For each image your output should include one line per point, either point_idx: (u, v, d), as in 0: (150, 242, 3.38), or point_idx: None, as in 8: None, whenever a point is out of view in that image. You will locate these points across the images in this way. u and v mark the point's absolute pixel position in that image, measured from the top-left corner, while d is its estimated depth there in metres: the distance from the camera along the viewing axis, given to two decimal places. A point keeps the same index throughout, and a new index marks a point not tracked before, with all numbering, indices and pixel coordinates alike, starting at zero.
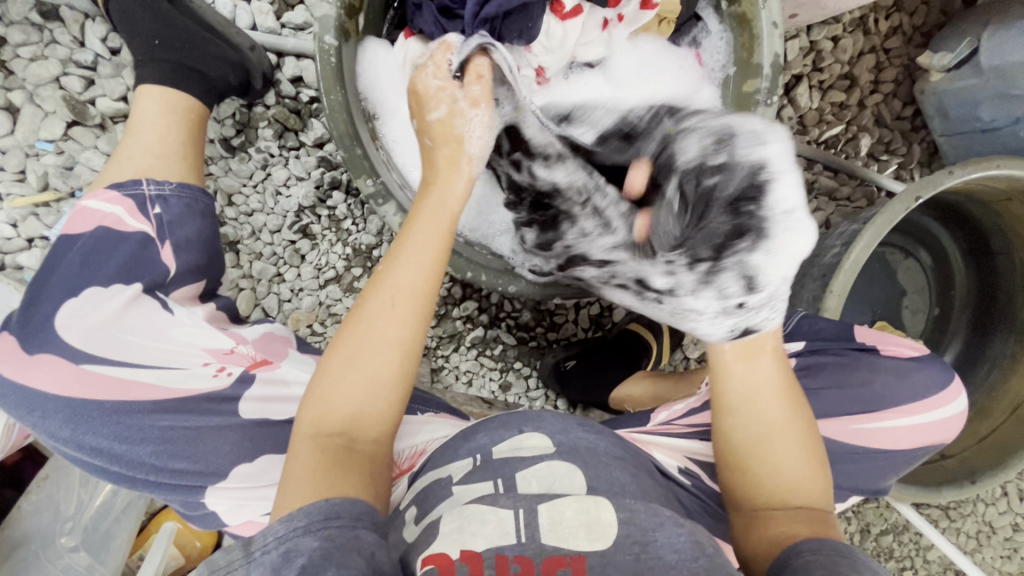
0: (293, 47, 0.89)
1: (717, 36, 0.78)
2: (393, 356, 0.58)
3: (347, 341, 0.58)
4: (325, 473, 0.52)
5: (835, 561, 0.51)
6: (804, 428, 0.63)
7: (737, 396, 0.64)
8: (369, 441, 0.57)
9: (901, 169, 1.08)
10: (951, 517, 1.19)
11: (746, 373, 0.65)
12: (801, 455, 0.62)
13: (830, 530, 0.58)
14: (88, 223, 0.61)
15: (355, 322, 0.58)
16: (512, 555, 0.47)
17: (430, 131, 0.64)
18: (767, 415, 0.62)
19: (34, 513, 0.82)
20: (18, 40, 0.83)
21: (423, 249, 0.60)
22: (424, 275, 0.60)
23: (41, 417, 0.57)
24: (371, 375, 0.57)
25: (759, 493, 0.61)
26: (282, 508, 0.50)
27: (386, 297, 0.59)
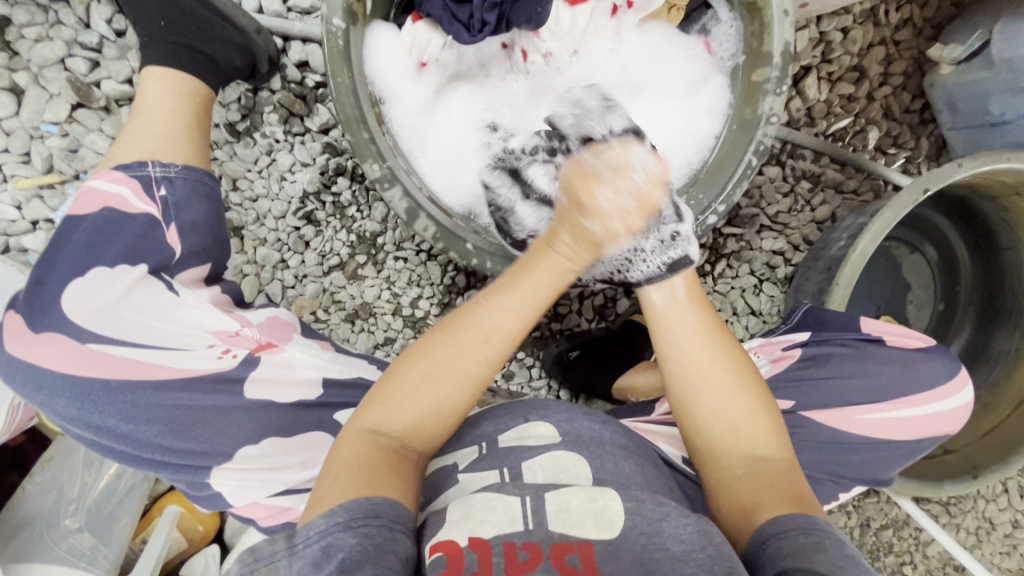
0: (299, 31, 0.88)
1: (726, 24, 0.77)
2: (466, 388, 0.57)
3: (436, 356, 0.57)
4: (375, 476, 0.51)
5: (802, 544, 0.50)
6: (739, 366, 0.63)
7: (670, 344, 0.64)
8: (416, 454, 0.56)
9: (909, 163, 1.07)
10: (951, 512, 1.19)
11: (673, 320, 0.65)
12: (749, 400, 0.62)
13: (791, 481, 0.58)
14: (93, 203, 0.60)
15: (450, 343, 0.57)
16: (520, 544, 0.47)
17: (571, 222, 0.59)
18: (706, 361, 0.63)
19: (39, 493, 0.82)
20: (23, 20, 0.83)
21: (531, 294, 0.60)
22: (519, 321, 0.59)
23: (47, 395, 0.57)
24: (441, 401, 0.56)
25: (714, 447, 0.61)
26: (320, 505, 0.49)
27: (480, 331, 0.58)
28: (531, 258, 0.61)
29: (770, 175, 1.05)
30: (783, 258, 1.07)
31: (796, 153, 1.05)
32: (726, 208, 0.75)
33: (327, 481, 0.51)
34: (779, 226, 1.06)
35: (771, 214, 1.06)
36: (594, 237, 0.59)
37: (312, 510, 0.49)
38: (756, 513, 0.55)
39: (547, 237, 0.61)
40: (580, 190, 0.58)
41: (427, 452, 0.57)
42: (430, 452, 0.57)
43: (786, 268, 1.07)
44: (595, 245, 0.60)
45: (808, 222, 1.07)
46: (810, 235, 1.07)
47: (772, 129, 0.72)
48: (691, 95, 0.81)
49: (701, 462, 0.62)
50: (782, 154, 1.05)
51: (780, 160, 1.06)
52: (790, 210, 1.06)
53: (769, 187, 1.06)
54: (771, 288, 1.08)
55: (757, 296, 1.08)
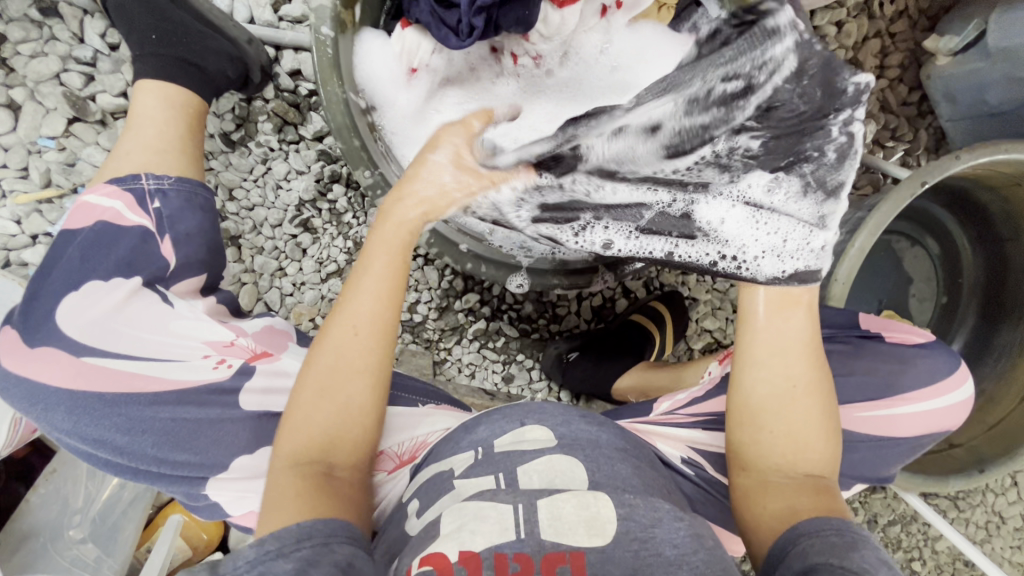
0: (291, 40, 0.89)
1: (717, 23, 0.76)
2: (362, 385, 0.57)
3: (318, 365, 0.57)
4: (306, 500, 0.52)
5: (834, 543, 0.51)
6: (824, 391, 0.60)
7: (767, 354, 0.60)
8: (343, 467, 0.57)
9: (908, 156, 1.07)
10: (960, 507, 1.18)
11: (763, 336, 0.60)
12: (820, 423, 0.60)
13: (835, 503, 0.58)
14: (88, 218, 0.61)
15: (320, 352, 0.57)
16: (511, 554, 0.47)
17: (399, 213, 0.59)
18: (790, 377, 0.59)
19: (42, 505, 0.83)
20: (18, 37, 0.84)
21: (380, 272, 0.58)
22: (382, 304, 0.58)
23: (44, 410, 0.58)
24: (340, 408, 0.57)
25: (769, 460, 0.60)
26: (268, 527, 0.50)
27: (348, 326, 0.57)
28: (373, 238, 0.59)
29: None
30: None
31: None
32: None
33: (267, 513, 0.51)
34: None
35: None
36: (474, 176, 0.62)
37: (264, 527, 0.51)
38: (795, 517, 0.56)
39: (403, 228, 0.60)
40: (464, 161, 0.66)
41: (355, 460, 0.58)
42: (363, 460, 0.58)
43: None
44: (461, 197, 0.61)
45: None
46: None
47: None
48: None
49: (740, 469, 0.62)
50: None
51: None
52: None
53: None
54: None
55: None
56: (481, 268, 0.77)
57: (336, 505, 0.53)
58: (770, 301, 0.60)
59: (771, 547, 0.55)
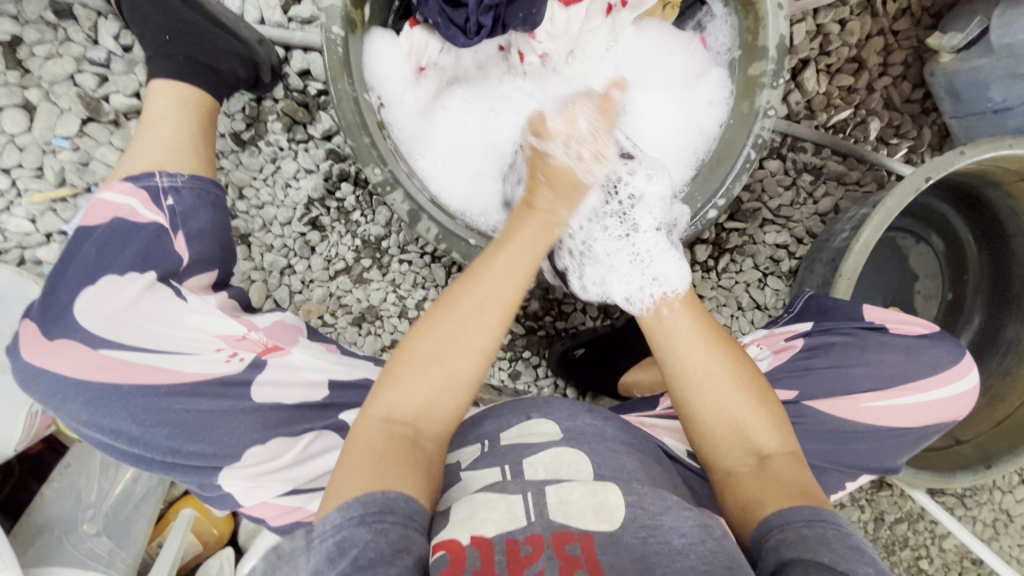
0: (301, 41, 0.90)
1: (721, 20, 0.79)
2: (472, 362, 0.58)
3: (432, 334, 0.58)
4: (388, 466, 0.52)
5: (804, 535, 0.50)
6: (740, 370, 0.63)
7: (668, 350, 0.65)
8: (429, 440, 0.57)
9: (912, 153, 1.07)
10: (967, 505, 1.18)
11: (668, 327, 0.66)
12: (749, 401, 0.62)
13: (801, 476, 0.58)
14: (104, 215, 0.62)
15: (444, 317, 0.58)
16: (523, 538, 0.47)
17: (547, 176, 0.66)
18: (699, 364, 0.63)
19: (57, 499, 0.84)
20: (34, 39, 0.85)
21: (529, 242, 0.63)
22: (516, 285, 0.60)
23: (62, 401, 0.59)
24: (448, 378, 0.57)
25: (717, 446, 0.62)
26: (336, 496, 0.50)
27: (477, 299, 0.59)
28: (515, 225, 0.65)
29: (771, 169, 1.05)
30: (786, 252, 1.07)
31: (797, 146, 1.05)
32: (726, 201, 0.75)
33: (340, 474, 0.51)
34: (782, 220, 1.06)
35: (773, 207, 1.06)
36: (573, 184, 0.67)
37: (328, 502, 0.50)
38: (756, 506, 0.55)
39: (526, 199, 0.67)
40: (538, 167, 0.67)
41: (440, 438, 0.58)
42: (445, 437, 0.58)
43: (790, 261, 1.07)
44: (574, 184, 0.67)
45: (810, 215, 1.07)
46: (814, 227, 1.07)
47: (769, 121, 0.72)
48: (692, 88, 0.82)
49: (714, 474, 0.62)
50: (783, 148, 1.05)
51: (781, 154, 1.06)
52: (793, 204, 1.06)
53: (772, 181, 1.05)
54: (775, 282, 1.07)
55: (762, 290, 1.07)
56: None
57: (408, 476, 0.52)
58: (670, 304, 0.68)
59: (751, 536, 0.54)
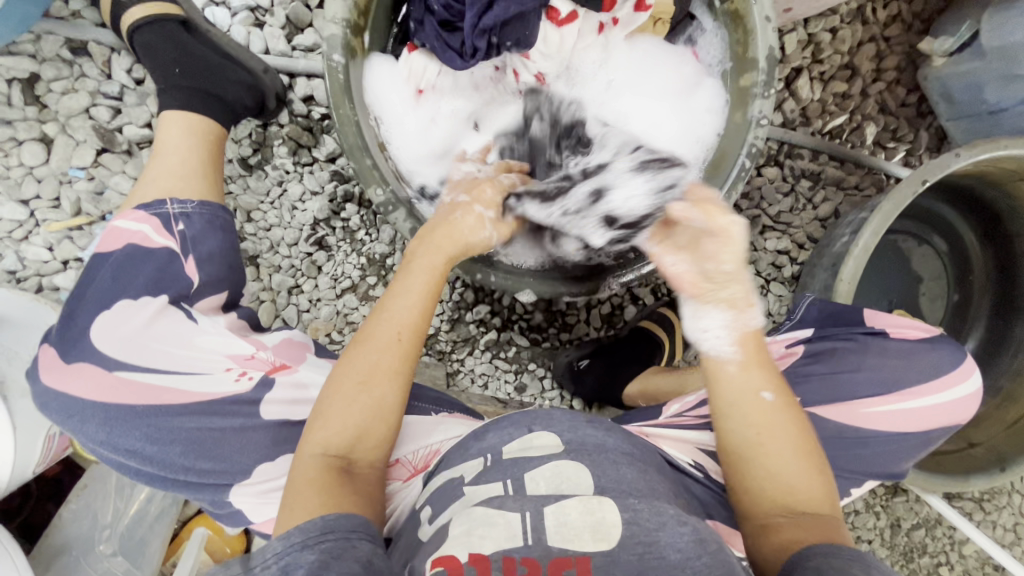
0: (304, 68, 0.93)
1: (712, 34, 0.82)
2: (395, 387, 0.60)
3: (353, 364, 0.60)
4: (329, 495, 0.54)
5: (834, 559, 0.51)
6: (802, 432, 0.61)
7: (729, 408, 0.61)
8: (362, 464, 0.59)
9: (910, 156, 1.08)
10: (986, 509, 1.16)
11: (734, 387, 0.61)
12: (803, 460, 0.60)
13: (835, 530, 0.57)
14: (118, 241, 0.65)
15: (363, 349, 0.61)
16: (518, 558, 0.49)
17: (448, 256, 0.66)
18: (766, 415, 0.60)
19: (74, 520, 0.86)
20: (51, 76, 0.89)
21: (421, 278, 0.64)
22: (421, 312, 0.63)
23: (79, 423, 0.61)
24: (376, 404, 0.59)
25: (759, 496, 0.60)
26: (288, 521, 0.52)
27: (392, 329, 0.62)
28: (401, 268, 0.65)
29: (769, 176, 1.06)
30: (788, 258, 1.07)
31: (794, 153, 1.06)
32: None
33: (288, 507, 0.53)
34: (782, 226, 1.07)
35: (773, 214, 1.07)
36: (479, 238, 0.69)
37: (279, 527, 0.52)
38: (795, 548, 0.55)
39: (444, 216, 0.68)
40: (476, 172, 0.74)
41: (376, 459, 0.60)
42: (382, 457, 0.60)
43: (792, 267, 1.08)
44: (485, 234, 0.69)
45: (811, 220, 1.07)
46: (814, 232, 1.07)
47: (762, 131, 0.73)
48: (687, 99, 0.83)
49: (743, 510, 0.61)
50: (780, 155, 1.06)
51: (779, 161, 1.06)
52: (793, 210, 1.07)
53: (770, 188, 1.06)
54: (778, 288, 1.08)
55: (764, 296, 1.08)
56: (491, 278, 0.77)
57: (355, 498, 0.55)
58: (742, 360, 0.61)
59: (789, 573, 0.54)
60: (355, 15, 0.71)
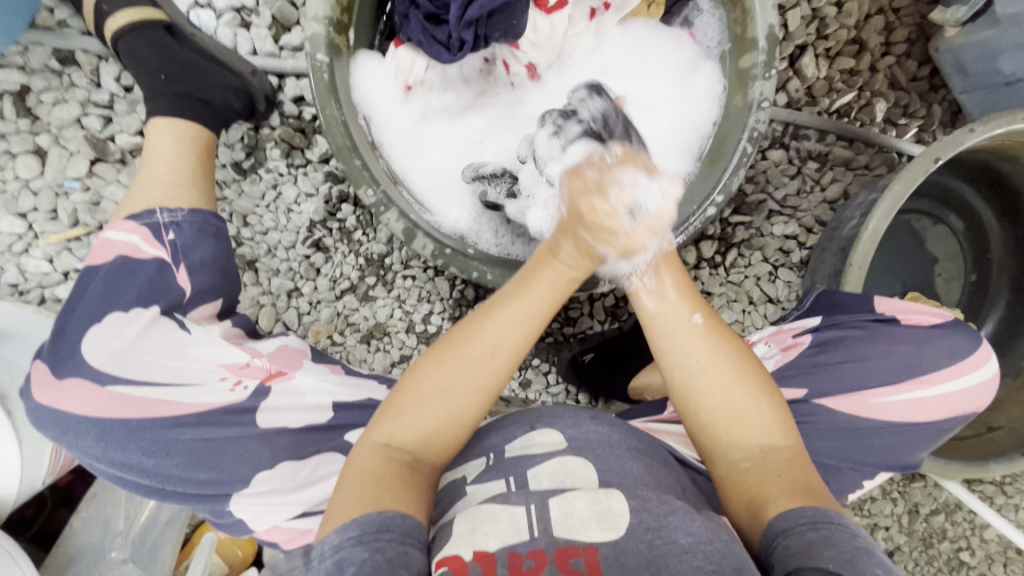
0: (292, 68, 0.92)
1: (709, 13, 0.78)
2: (473, 403, 0.59)
3: (442, 368, 0.59)
4: (389, 491, 0.52)
5: (809, 541, 0.49)
6: (738, 363, 0.61)
7: (670, 356, 0.62)
8: (428, 464, 0.58)
9: (923, 132, 1.03)
10: (1008, 493, 1.13)
11: (669, 320, 0.62)
12: (751, 396, 0.60)
13: (798, 466, 0.57)
14: (108, 253, 0.64)
15: (476, 338, 0.59)
16: (525, 552, 0.48)
17: (575, 234, 0.59)
18: (699, 348, 0.61)
19: (85, 529, 0.87)
20: (41, 87, 0.89)
21: (536, 304, 0.61)
22: (523, 332, 0.60)
23: (74, 436, 0.61)
24: (450, 414, 0.58)
25: (718, 443, 0.60)
26: (335, 517, 0.51)
27: (486, 343, 0.59)
28: (534, 265, 0.62)
29: (775, 160, 1.03)
30: (796, 243, 1.04)
31: (800, 134, 1.02)
32: (726, 198, 0.72)
33: (341, 494, 0.53)
34: (789, 210, 1.04)
35: (779, 198, 1.03)
36: (598, 254, 0.60)
37: (325, 526, 0.51)
38: (762, 507, 0.54)
39: (549, 248, 0.61)
40: (578, 203, 0.56)
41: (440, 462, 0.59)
42: (442, 463, 0.59)
43: (801, 251, 1.05)
44: (596, 254, 0.60)
45: (819, 203, 1.04)
46: (823, 216, 1.04)
47: (764, 114, 0.70)
48: (683, 85, 0.81)
49: (708, 458, 0.61)
50: (785, 137, 1.02)
51: (784, 143, 1.03)
52: (800, 193, 1.04)
53: (776, 171, 1.03)
54: (787, 274, 1.05)
55: (772, 283, 1.05)
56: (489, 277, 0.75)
57: (404, 496, 0.53)
58: (657, 297, 0.63)
59: (759, 543, 0.53)
60: (338, 12, 0.69)
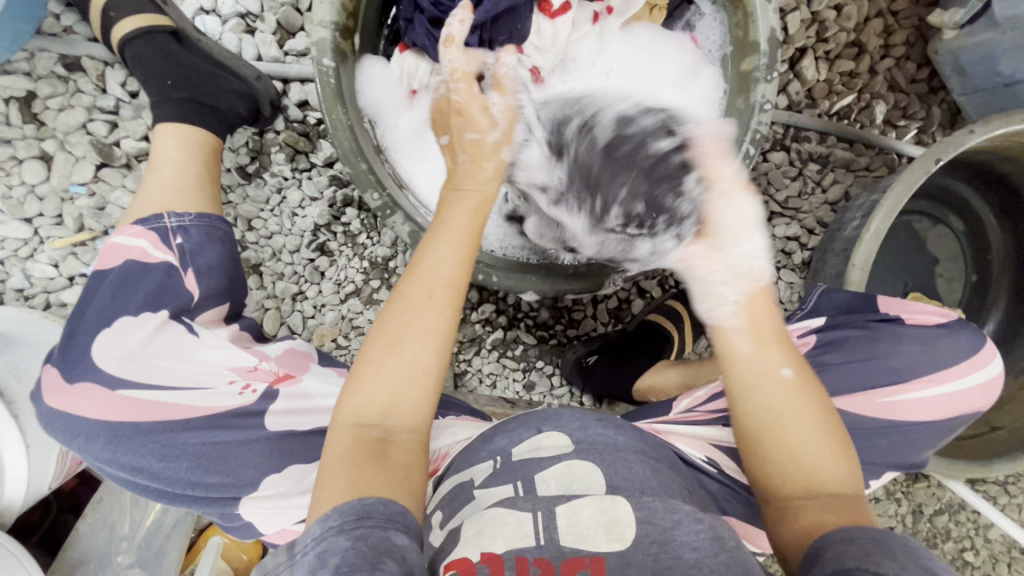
0: (297, 73, 0.93)
1: (710, 17, 0.80)
2: (432, 346, 0.57)
3: (386, 322, 0.57)
4: (359, 469, 0.51)
5: (869, 550, 0.48)
6: (814, 403, 0.58)
7: (743, 387, 0.60)
8: (401, 426, 0.55)
9: (921, 134, 1.05)
10: (1011, 492, 1.13)
11: (753, 355, 0.59)
12: (821, 434, 0.57)
13: (865, 511, 0.55)
14: (116, 257, 0.64)
15: (412, 280, 0.59)
16: (532, 557, 0.48)
17: (462, 147, 0.65)
18: (785, 393, 0.58)
19: (92, 533, 0.87)
20: (47, 93, 0.89)
21: (460, 232, 0.61)
22: (459, 263, 0.60)
23: (84, 441, 0.61)
24: (411, 376, 0.56)
25: (780, 480, 0.57)
26: (318, 507, 0.49)
27: (424, 286, 0.58)
28: (443, 211, 0.63)
29: (776, 161, 1.03)
30: (798, 244, 1.05)
31: (800, 136, 1.03)
32: None
33: (320, 486, 0.51)
34: (791, 211, 1.04)
35: (781, 199, 1.04)
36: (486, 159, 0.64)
37: (312, 513, 0.49)
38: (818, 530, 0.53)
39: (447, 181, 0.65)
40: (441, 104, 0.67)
41: (416, 426, 0.56)
42: (424, 429, 0.57)
43: (802, 253, 1.05)
44: (491, 159, 0.65)
45: (820, 205, 1.04)
46: (825, 217, 1.04)
47: (766, 116, 0.71)
48: (686, 88, 0.82)
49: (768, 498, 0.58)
50: (787, 139, 1.03)
51: (785, 145, 1.03)
52: (801, 194, 1.04)
53: (777, 173, 1.03)
54: (789, 275, 1.05)
55: (774, 284, 1.06)
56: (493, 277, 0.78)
57: (386, 483, 0.51)
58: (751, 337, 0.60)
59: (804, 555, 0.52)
60: (344, 17, 0.69)
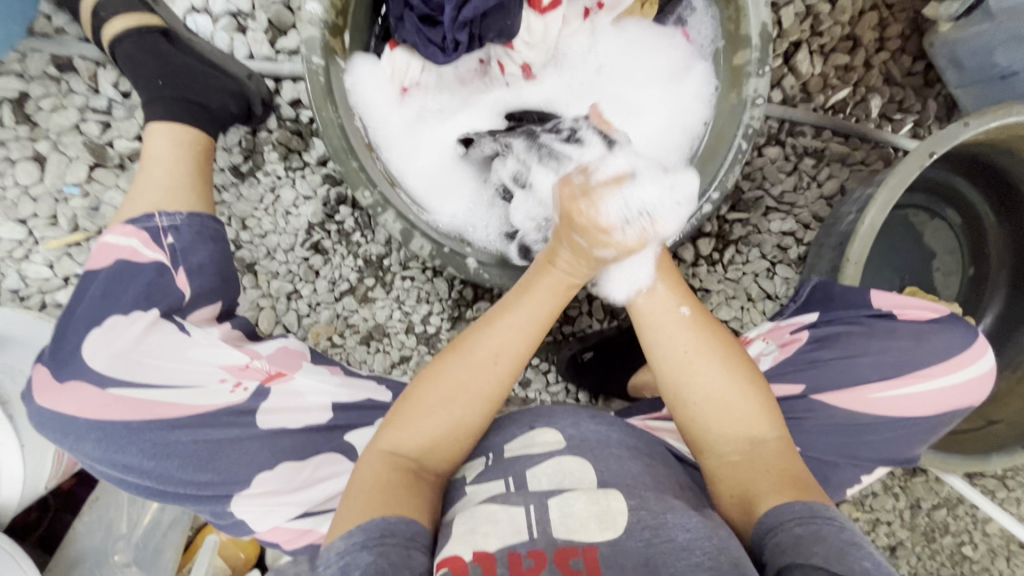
0: (289, 72, 0.92)
1: (702, 13, 0.78)
2: (478, 411, 0.59)
3: (444, 377, 0.59)
4: (397, 496, 0.53)
5: (800, 534, 0.49)
6: (729, 357, 0.61)
7: (657, 340, 0.62)
8: (432, 473, 0.58)
9: (918, 127, 1.04)
10: (1009, 486, 1.13)
11: (655, 313, 0.63)
12: (739, 382, 0.60)
13: (793, 465, 0.57)
14: (107, 257, 0.64)
15: (479, 338, 0.60)
16: (524, 552, 0.48)
17: (571, 241, 0.59)
18: (688, 334, 0.62)
19: (88, 533, 0.87)
20: (39, 94, 0.89)
21: (543, 302, 0.61)
22: (526, 339, 0.60)
23: (74, 440, 0.61)
24: (456, 422, 0.58)
25: (709, 436, 0.60)
26: (341, 527, 0.51)
27: (490, 350, 0.59)
28: (533, 274, 0.62)
29: (771, 156, 1.02)
30: (794, 239, 1.04)
31: (796, 131, 1.03)
32: (721, 194, 0.73)
33: (347, 506, 0.52)
34: (787, 206, 1.04)
35: (776, 194, 1.04)
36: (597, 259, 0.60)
37: (334, 531, 0.51)
38: (755, 501, 0.55)
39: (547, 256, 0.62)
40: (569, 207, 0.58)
41: (448, 468, 0.59)
42: (450, 472, 0.59)
43: (798, 248, 1.05)
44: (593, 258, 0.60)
45: (816, 199, 1.04)
46: (820, 211, 1.04)
47: (759, 110, 0.70)
48: (676, 85, 0.82)
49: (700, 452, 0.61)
50: (782, 133, 1.03)
51: (780, 140, 1.03)
52: (796, 189, 1.04)
53: (772, 168, 1.03)
54: (784, 270, 1.05)
55: (771, 279, 1.05)
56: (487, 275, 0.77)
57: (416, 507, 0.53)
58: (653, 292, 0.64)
59: (750, 533, 0.53)
60: (333, 15, 0.69)
